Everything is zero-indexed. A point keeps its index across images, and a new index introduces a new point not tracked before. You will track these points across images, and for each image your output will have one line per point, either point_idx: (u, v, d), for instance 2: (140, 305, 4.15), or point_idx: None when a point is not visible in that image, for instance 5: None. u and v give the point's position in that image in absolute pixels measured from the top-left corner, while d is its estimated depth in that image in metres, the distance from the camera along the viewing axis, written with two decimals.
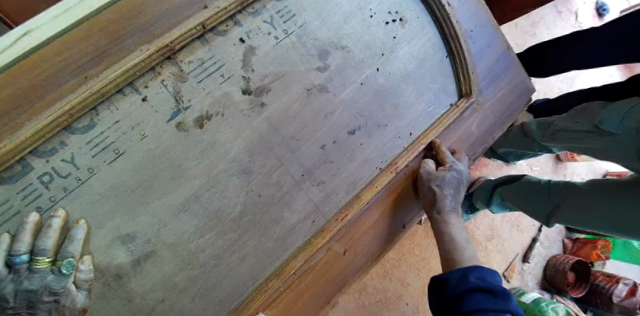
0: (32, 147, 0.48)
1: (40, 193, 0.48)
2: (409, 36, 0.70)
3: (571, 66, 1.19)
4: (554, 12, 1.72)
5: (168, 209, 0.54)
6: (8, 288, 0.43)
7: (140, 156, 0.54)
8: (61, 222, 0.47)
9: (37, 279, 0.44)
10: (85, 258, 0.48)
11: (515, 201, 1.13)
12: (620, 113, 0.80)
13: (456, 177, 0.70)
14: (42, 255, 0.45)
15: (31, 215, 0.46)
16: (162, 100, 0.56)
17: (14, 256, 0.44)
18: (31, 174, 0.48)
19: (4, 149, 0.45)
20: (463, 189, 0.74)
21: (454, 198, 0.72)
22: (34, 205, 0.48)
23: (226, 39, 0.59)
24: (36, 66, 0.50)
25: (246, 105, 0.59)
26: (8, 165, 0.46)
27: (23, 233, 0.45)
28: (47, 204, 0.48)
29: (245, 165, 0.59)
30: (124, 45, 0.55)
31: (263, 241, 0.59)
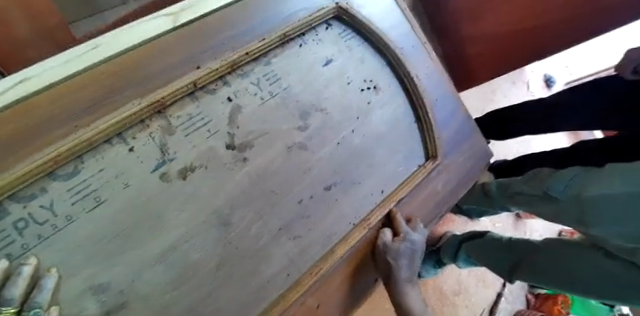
0: (10, 192, 0.46)
1: (13, 239, 0.46)
2: (382, 102, 0.77)
3: (523, 132, 1.33)
4: (510, 81, 1.93)
5: (144, 260, 0.55)
6: None
7: (122, 203, 0.55)
8: (31, 270, 0.45)
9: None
10: (52, 308, 0.46)
11: (480, 256, 1.18)
12: (564, 181, 0.90)
13: (410, 248, 0.74)
14: (7, 304, 0.42)
15: (1, 262, 0.43)
16: (148, 151, 0.59)
17: None
18: (6, 219, 0.46)
19: None
20: (419, 254, 0.77)
21: (411, 267, 0.75)
22: (4, 252, 0.45)
23: (214, 97, 0.64)
24: (29, 113, 0.51)
25: (229, 159, 0.63)
26: None
27: None
28: (18, 253, 0.46)
29: (224, 217, 0.61)
30: (118, 98, 0.58)
31: (237, 295, 0.60)
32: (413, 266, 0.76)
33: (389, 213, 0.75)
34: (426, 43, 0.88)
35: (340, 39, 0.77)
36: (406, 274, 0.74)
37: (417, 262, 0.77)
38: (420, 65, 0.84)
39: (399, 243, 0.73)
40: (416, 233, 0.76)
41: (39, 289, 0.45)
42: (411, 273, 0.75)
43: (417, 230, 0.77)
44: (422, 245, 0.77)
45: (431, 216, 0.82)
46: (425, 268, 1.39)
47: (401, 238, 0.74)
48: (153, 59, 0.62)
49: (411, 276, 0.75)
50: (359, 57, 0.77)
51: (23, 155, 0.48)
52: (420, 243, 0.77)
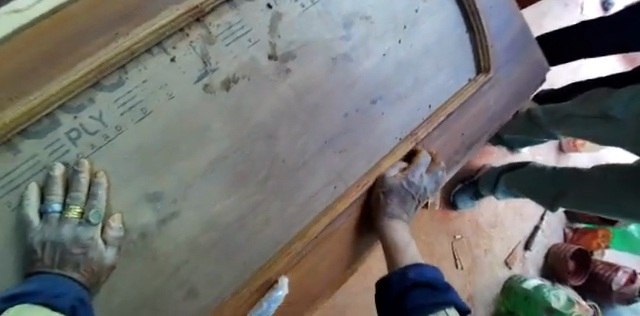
0: (59, 103, 0.47)
1: (67, 149, 0.47)
2: (430, 11, 0.70)
3: (574, 56, 1.22)
4: (560, 4, 1.74)
5: (195, 171, 0.55)
6: (35, 238, 0.42)
7: (167, 115, 0.54)
8: (87, 176, 0.47)
9: (65, 229, 0.43)
10: (114, 215, 0.48)
11: (522, 187, 1.16)
12: (624, 99, 0.82)
13: (410, 186, 0.67)
14: (74, 205, 0.44)
15: (57, 168, 0.45)
16: (190, 61, 0.56)
17: (47, 205, 0.43)
18: (59, 130, 0.47)
19: (30, 101, 0.44)
20: (415, 201, 0.68)
21: (403, 209, 0.67)
22: (61, 161, 0.47)
23: (254, 4, 0.60)
24: (67, 21, 0.51)
25: (272, 71, 0.60)
26: (36, 120, 0.45)
27: (53, 185, 0.44)
28: (74, 161, 0.48)
29: (270, 130, 0.60)
30: (154, 7, 0.56)
31: (286, 206, 0.61)
32: (406, 211, 0.68)
33: (413, 151, 0.70)
34: None
35: None
36: (396, 214, 0.66)
37: (410, 207, 0.68)
38: None
39: (399, 178, 0.65)
40: (425, 174, 0.68)
41: (96, 196, 0.46)
42: (400, 216, 0.67)
43: (429, 171, 0.70)
44: (425, 194, 0.69)
45: (477, 136, 0.79)
46: (461, 200, 1.41)
47: (405, 174, 0.66)
48: None
49: (400, 217, 0.67)
50: None
51: (69, 65, 0.49)
52: (424, 189, 0.69)
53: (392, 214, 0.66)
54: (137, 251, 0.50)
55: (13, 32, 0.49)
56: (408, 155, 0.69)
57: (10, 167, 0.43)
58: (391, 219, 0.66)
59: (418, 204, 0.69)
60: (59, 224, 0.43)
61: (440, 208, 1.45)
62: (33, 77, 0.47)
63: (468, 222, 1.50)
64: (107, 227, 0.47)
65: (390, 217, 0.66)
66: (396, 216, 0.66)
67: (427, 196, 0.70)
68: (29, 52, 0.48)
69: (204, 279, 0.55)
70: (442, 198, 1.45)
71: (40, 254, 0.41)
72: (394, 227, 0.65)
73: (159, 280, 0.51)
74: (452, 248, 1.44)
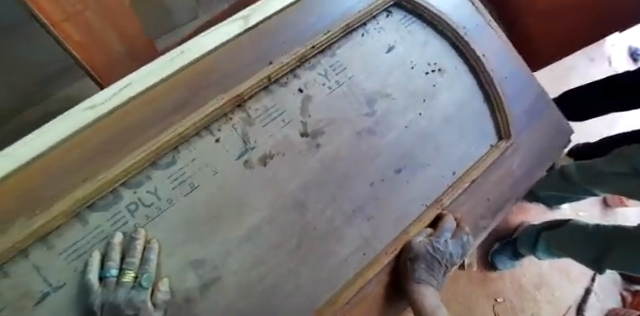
0: (121, 181, 0.56)
1: (126, 220, 0.55)
2: (448, 83, 0.76)
3: (600, 111, 1.24)
4: (586, 58, 1.77)
5: (233, 240, 0.60)
6: (96, 300, 0.48)
7: (211, 189, 0.61)
8: (142, 243, 0.54)
9: (121, 291, 0.48)
10: (162, 279, 0.53)
11: (564, 246, 1.10)
12: None
13: (438, 251, 0.67)
14: (129, 269, 0.51)
15: (117, 236, 0.53)
16: (232, 141, 0.64)
17: (105, 270, 0.50)
18: (121, 203, 0.55)
19: (100, 181, 0.53)
20: (443, 268, 0.68)
21: (431, 274, 0.67)
22: (120, 230, 0.54)
23: (287, 89, 0.68)
24: (133, 111, 0.61)
25: (303, 146, 0.67)
26: (103, 195, 0.54)
27: (113, 252, 0.51)
28: (131, 230, 0.55)
29: (301, 199, 0.65)
30: (204, 95, 0.64)
31: (317, 272, 0.63)
32: (434, 277, 0.67)
33: (439, 216, 0.71)
34: (491, 21, 0.85)
35: (401, 26, 0.77)
36: (425, 279, 0.65)
37: (438, 273, 0.67)
38: (486, 44, 0.81)
39: (424, 244, 0.67)
40: (451, 241, 0.69)
41: (148, 260, 0.52)
42: (429, 282, 0.66)
43: (455, 236, 0.70)
44: (453, 260, 0.69)
45: (508, 198, 0.78)
46: (500, 261, 1.36)
47: (433, 238, 0.68)
48: (230, 57, 0.67)
49: (430, 282, 0.66)
50: (421, 41, 0.77)
51: (132, 148, 0.58)
52: (451, 255, 0.69)
53: (421, 278, 0.65)
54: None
55: (90, 123, 0.59)
56: (435, 219, 0.71)
57: (79, 236, 0.51)
58: (420, 284, 0.65)
59: (446, 271, 0.69)
60: (115, 288, 0.49)
61: (478, 269, 1.40)
62: (101, 161, 0.56)
63: (507, 281, 1.41)
64: (156, 291, 0.52)
65: (419, 281, 0.65)
66: (425, 281, 0.65)
67: (456, 262, 0.70)
68: (102, 138, 0.58)
69: None
70: (480, 257, 1.41)
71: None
72: (423, 292, 0.64)
73: None
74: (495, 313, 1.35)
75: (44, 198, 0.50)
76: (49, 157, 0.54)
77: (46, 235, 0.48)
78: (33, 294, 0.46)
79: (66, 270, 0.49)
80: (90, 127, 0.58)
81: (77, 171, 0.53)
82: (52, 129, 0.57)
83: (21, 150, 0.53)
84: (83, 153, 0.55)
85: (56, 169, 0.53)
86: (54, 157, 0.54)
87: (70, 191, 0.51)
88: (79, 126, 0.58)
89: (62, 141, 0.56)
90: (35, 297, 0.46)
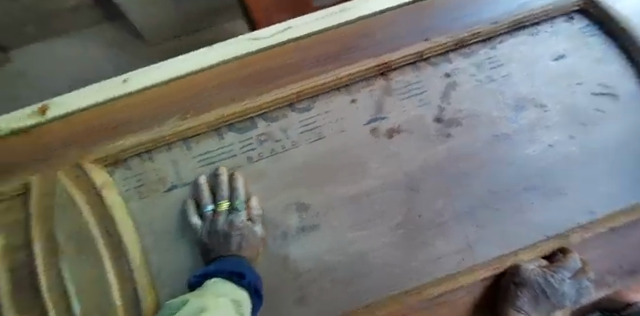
0: (259, 112, 0.65)
1: (253, 148, 0.65)
2: (616, 113, 0.66)
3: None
4: None
5: (340, 198, 0.63)
6: (203, 229, 0.61)
7: (335, 145, 0.64)
8: (226, 175, 0.63)
9: (221, 220, 0.61)
10: (253, 197, 0.63)
11: None
12: None
13: (550, 286, 0.60)
14: (221, 200, 0.62)
15: (202, 178, 0.63)
16: (366, 106, 0.65)
17: (203, 207, 0.62)
18: (253, 131, 0.65)
19: (237, 107, 0.64)
20: (549, 303, 0.62)
21: (534, 307, 0.63)
22: (247, 155, 0.65)
23: (435, 70, 0.66)
24: (285, 53, 0.68)
25: (434, 131, 0.65)
26: (243, 118, 0.65)
27: (202, 191, 0.62)
28: (255, 157, 0.64)
29: (415, 182, 0.64)
30: (355, 55, 0.67)
31: (409, 258, 0.62)
32: (535, 309, 0.63)
33: (561, 249, 0.62)
34: None
35: (577, 35, 0.70)
36: (525, 309, 0.62)
37: (543, 307, 0.64)
38: None
39: (537, 273, 0.59)
40: (569, 280, 0.61)
41: (236, 189, 0.62)
42: (529, 313, 0.62)
43: (577, 277, 0.62)
44: (564, 300, 0.62)
45: None
46: None
47: (550, 271, 0.60)
48: (391, 25, 0.69)
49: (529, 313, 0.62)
50: (597, 57, 0.69)
51: (272, 86, 0.66)
52: (563, 296, 0.62)
53: (522, 308, 0.61)
54: (275, 247, 0.62)
55: (246, 54, 0.70)
56: (557, 251, 0.62)
57: (213, 146, 0.65)
58: (519, 312, 0.62)
59: (551, 307, 0.64)
60: (216, 217, 0.61)
61: None
62: (247, 89, 0.67)
63: None
64: (250, 212, 0.62)
65: (518, 310, 0.62)
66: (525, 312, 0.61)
67: (567, 303, 0.63)
68: (244, 72, 0.68)
69: (317, 294, 0.60)
70: None
71: (208, 242, 0.60)
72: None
73: (281, 278, 0.61)
74: None
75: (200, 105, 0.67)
76: (210, 73, 0.69)
77: (189, 136, 0.65)
78: (166, 180, 0.64)
79: (193, 172, 0.65)
80: (241, 59, 0.69)
81: (224, 92, 0.67)
82: (219, 51, 0.71)
83: (192, 60, 0.71)
84: (224, 82, 0.68)
85: (199, 89, 0.68)
86: (203, 78, 0.69)
87: (211, 108, 0.66)
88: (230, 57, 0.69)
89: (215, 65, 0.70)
90: (167, 185, 0.64)
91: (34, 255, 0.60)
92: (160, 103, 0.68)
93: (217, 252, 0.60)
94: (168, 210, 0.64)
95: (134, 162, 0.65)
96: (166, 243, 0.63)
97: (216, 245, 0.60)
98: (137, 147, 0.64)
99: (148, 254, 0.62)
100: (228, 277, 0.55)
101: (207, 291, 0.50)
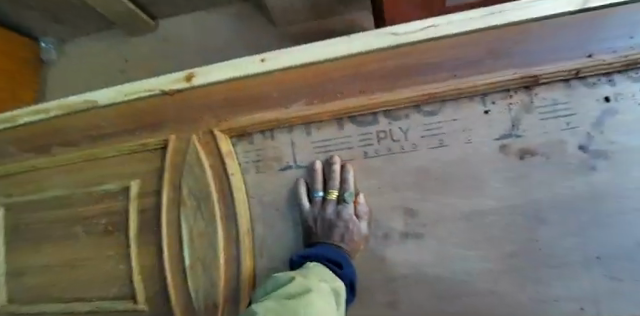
0: (382, 109, 0.64)
1: (370, 144, 0.64)
2: None
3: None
4: None
5: (452, 212, 0.60)
6: (310, 214, 0.63)
7: (456, 155, 0.61)
8: (338, 166, 0.64)
9: (329, 209, 0.62)
10: (361, 194, 0.63)
11: None
12: None
13: None
14: (332, 189, 0.63)
15: (317, 163, 0.65)
16: (499, 120, 0.61)
17: (314, 192, 0.64)
18: (373, 127, 0.65)
19: (362, 102, 0.64)
20: None
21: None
22: (363, 150, 0.65)
23: (590, 91, 0.59)
24: (421, 54, 0.64)
25: (576, 160, 0.57)
26: (364, 113, 0.65)
27: (315, 176, 0.64)
28: (371, 153, 0.64)
29: (542, 212, 0.57)
30: (497, 64, 0.61)
31: (519, 293, 0.56)
32: None
33: None
34: None
35: None
36: None
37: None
38: None
39: None
40: None
41: (347, 181, 0.63)
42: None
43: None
44: None
45: None
46: None
47: None
48: (548, 33, 0.60)
49: None
50: None
51: (400, 85, 0.64)
52: None
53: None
54: (375, 247, 0.62)
55: (379, 49, 0.65)
56: None
57: (332, 136, 0.66)
58: None
59: None
60: (325, 205, 0.63)
61: None
62: (374, 85, 0.65)
63: None
64: (356, 206, 0.62)
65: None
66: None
67: None
68: (374, 67, 0.66)
69: (409, 303, 0.59)
70: None
71: (314, 227, 0.62)
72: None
73: (377, 278, 0.61)
74: None
75: (324, 94, 0.67)
76: (339, 63, 0.67)
77: (309, 123, 0.67)
78: (283, 160, 0.68)
79: (308, 156, 0.67)
80: (372, 52, 0.66)
81: (350, 85, 0.66)
82: (351, 40, 0.67)
83: (328, 50, 0.67)
84: (350, 73, 0.67)
85: (326, 77, 0.67)
86: (331, 67, 0.68)
87: (334, 99, 0.66)
88: (360, 49, 0.66)
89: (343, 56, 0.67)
90: (283, 164, 0.68)
91: (164, 205, 0.71)
92: (286, 86, 0.69)
93: (318, 238, 0.61)
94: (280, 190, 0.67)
95: (257, 137, 0.70)
96: (272, 217, 0.67)
97: (321, 234, 0.61)
98: (264, 124, 0.68)
99: (255, 223, 0.67)
100: (326, 264, 0.55)
101: (309, 273, 0.50)
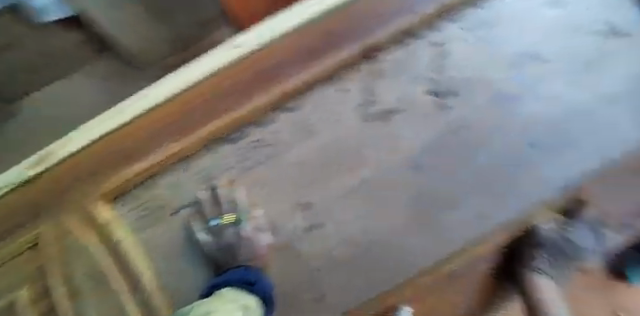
0: (248, 122, 0.64)
1: (249, 157, 0.64)
2: (627, 50, 0.63)
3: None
4: None
5: (341, 191, 0.62)
6: (210, 244, 0.60)
7: (329, 138, 0.63)
8: (224, 188, 0.64)
9: (228, 232, 0.60)
10: (256, 208, 0.63)
11: None
12: None
13: (570, 244, 0.57)
14: (225, 212, 0.62)
15: (203, 193, 0.64)
16: (356, 94, 0.62)
17: (209, 220, 0.62)
18: (245, 139, 0.64)
19: (227, 119, 0.63)
20: (569, 262, 0.59)
21: (553, 266, 0.58)
22: (243, 166, 0.64)
23: (421, 42, 0.62)
24: (267, 58, 0.65)
25: (429, 107, 0.61)
26: (235, 131, 0.64)
27: (205, 205, 0.63)
28: (251, 166, 0.64)
29: (417, 162, 0.61)
30: (339, 45, 0.62)
31: (421, 240, 0.61)
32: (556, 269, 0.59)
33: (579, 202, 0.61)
34: None
35: None
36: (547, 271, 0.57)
37: (560, 264, 0.59)
38: None
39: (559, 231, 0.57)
40: (586, 234, 0.59)
41: (235, 200, 0.63)
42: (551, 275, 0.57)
43: (595, 230, 0.60)
44: (586, 256, 0.60)
45: None
46: None
47: (565, 227, 0.58)
48: (377, 3, 0.61)
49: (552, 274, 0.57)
50: None
51: (260, 92, 0.63)
52: (585, 251, 0.58)
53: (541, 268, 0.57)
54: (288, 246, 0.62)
55: (229, 64, 0.66)
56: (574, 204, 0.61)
57: (212, 163, 0.64)
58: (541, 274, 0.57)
59: (570, 266, 0.61)
60: (222, 230, 0.60)
61: None
62: (236, 99, 0.64)
63: None
64: (254, 221, 0.62)
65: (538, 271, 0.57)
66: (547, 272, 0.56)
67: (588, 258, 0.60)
68: (227, 83, 0.65)
69: (335, 289, 0.61)
70: None
71: (219, 256, 0.60)
72: (538, 282, 0.55)
73: (299, 281, 0.61)
74: None
75: (191, 126, 0.64)
76: (192, 89, 0.66)
77: (186, 158, 0.64)
78: (173, 204, 0.64)
79: (195, 189, 0.64)
80: (223, 68, 0.67)
81: (215, 109, 0.64)
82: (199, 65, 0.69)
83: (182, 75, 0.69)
84: (210, 96, 0.65)
85: (186, 109, 0.65)
86: (187, 97, 0.66)
87: (201, 127, 0.63)
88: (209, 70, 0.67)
89: (196, 81, 0.67)
90: (175, 207, 0.64)
91: (56, 302, 0.63)
92: (146, 131, 0.65)
93: (225, 264, 0.59)
94: (177, 231, 0.64)
95: (137, 190, 0.65)
96: (178, 261, 0.63)
97: (229, 259, 0.59)
98: (140, 175, 0.64)
99: (164, 277, 0.63)
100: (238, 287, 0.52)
101: (213, 302, 0.43)
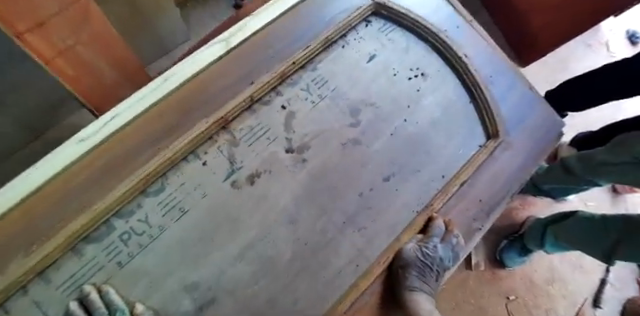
0: (112, 211, 0.54)
1: (120, 250, 0.53)
2: (431, 87, 0.83)
3: (590, 103, 1.38)
4: (560, 61, 2.01)
5: (226, 259, 0.59)
6: None
7: (199, 214, 0.60)
8: (94, 291, 0.48)
9: None
10: (137, 304, 0.50)
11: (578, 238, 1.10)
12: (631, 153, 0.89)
13: (428, 256, 0.72)
14: None
15: (71, 304, 0.46)
16: (219, 163, 0.64)
17: None
18: (113, 233, 0.53)
19: (95, 210, 0.52)
20: (434, 272, 0.74)
21: (422, 278, 0.72)
22: (115, 261, 0.52)
23: (269, 107, 0.70)
24: (119, 143, 0.59)
25: (289, 161, 0.68)
26: (96, 227, 0.52)
27: None
28: (126, 260, 0.53)
29: (291, 214, 0.65)
30: (189, 120, 0.64)
31: (313, 284, 0.63)
32: (426, 282, 0.72)
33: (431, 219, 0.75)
34: (472, 20, 0.93)
35: (380, 33, 0.83)
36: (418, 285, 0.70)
37: (427, 275, 0.73)
38: (465, 43, 0.89)
39: (417, 249, 0.72)
40: (440, 244, 0.74)
41: (111, 299, 0.48)
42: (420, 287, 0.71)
43: (446, 240, 0.75)
44: (443, 264, 0.75)
45: (499, 196, 0.83)
46: (508, 256, 1.48)
47: (423, 244, 0.72)
48: (219, 78, 0.68)
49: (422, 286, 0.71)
50: (403, 47, 0.84)
51: (123, 175, 0.57)
52: (440, 260, 0.74)
53: (414, 286, 0.69)
54: None
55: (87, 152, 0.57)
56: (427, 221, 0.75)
57: (75, 269, 0.49)
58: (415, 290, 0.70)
59: (436, 274, 0.75)
60: None
61: (486, 268, 1.54)
62: (93, 188, 0.54)
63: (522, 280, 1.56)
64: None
65: (412, 289, 0.69)
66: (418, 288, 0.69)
67: (446, 264, 0.76)
68: (79, 174, 0.55)
69: None
70: (487, 257, 1.56)
71: None
72: (419, 300, 0.69)
73: None
74: (508, 310, 1.49)
75: (31, 232, 0.48)
76: (52, 189, 0.52)
77: (44, 269, 0.47)
78: None
79: (57, 305, 0.46)
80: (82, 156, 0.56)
81: (67, 204, 0.52)
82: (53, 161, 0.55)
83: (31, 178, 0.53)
84: (71, 187, 0.53)
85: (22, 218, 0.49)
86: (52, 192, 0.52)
87: (53, 234, 0.49)
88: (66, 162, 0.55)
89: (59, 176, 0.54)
90: None
91: None
92: None
93: None
94: None
95: None
96: None
97: None
98: None
99: None
100: None
101: None
